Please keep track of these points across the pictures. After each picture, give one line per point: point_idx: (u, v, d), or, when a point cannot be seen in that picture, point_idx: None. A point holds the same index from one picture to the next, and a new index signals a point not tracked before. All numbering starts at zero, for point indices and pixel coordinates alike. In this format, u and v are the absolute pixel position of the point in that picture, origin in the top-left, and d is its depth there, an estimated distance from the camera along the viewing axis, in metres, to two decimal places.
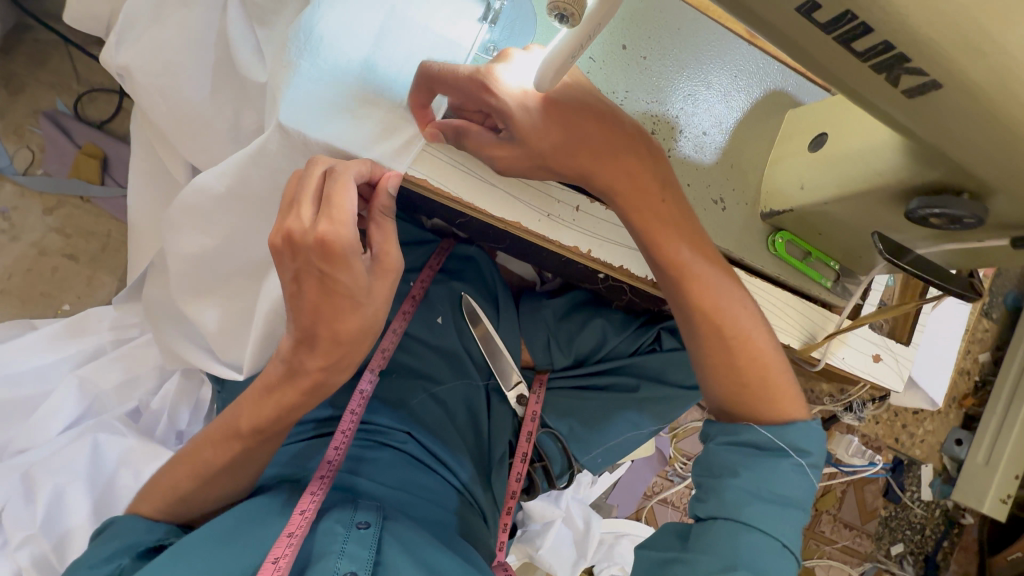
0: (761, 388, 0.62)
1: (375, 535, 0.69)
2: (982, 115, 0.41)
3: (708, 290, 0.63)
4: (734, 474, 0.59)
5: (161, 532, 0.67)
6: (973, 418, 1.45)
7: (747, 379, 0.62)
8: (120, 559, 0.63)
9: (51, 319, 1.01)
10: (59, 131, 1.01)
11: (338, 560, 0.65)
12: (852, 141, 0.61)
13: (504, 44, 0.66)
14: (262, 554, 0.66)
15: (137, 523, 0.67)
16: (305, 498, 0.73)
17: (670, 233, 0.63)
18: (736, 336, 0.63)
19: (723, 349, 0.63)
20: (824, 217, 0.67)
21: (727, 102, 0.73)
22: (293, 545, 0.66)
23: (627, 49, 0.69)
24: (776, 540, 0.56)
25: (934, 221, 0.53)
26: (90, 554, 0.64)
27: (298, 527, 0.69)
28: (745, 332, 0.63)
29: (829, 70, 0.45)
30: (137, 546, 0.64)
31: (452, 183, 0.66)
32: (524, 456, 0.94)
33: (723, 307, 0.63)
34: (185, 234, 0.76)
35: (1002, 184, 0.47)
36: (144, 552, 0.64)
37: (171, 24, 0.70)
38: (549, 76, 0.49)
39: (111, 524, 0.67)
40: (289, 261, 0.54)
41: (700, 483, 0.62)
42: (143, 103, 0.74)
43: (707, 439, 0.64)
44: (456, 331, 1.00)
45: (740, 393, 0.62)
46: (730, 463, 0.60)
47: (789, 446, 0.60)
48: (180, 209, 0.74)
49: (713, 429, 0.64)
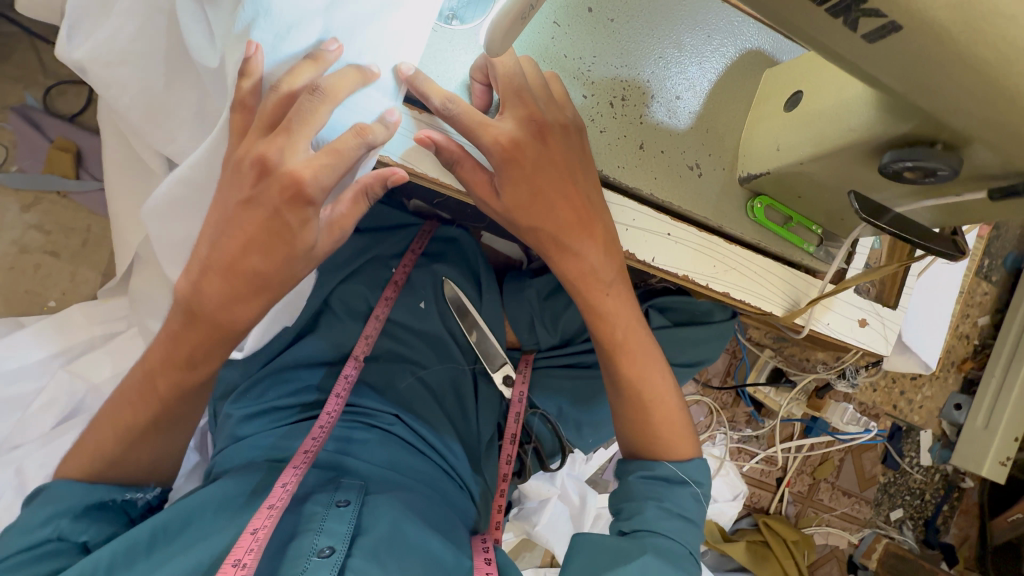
0: (666, 447, 0.68)
1: (355, 511, 0.72)
2: (949, 62, 0.39)
3: (628, 360, 0.68)
4: (652, 500, 0.65)
5: (102, 492, 0.65)
6: (973, 382, 1.43)
7: (651, 437, 0.68)
8: (57, 521, 0.61)
9: (38, 316, 1.01)
10: (29, 125, 1.00)
11: (316, 536, 0.68)
12: (825, 99, 0.58)
13: (463, 11, 0.65)
14: (241, 528, 0.68)
15: (71, 486, 0.63)
16: (288, 472, 0.76)
17: (610, 291, 0.67)
18: (648, 400, 0.69)
19: (640, 414, 0.68)
20: (801, 178, 0.65)
21: (701, 64, 0.71)
22: (273, 516, 0.69)
23: (592, 12, 0.66)
24: (685, 547, 0.63)
25: (908, 174, 0.51)
26: (23, 515, 0.62)
27: (278, 500, 0.71)
28: (654, 396, 0.69)
29: (784, 18, 0.44)
30: (75, 508, 0.62)
31: (419, 162, 0.65)
32: (513, 437, 0.95)
33: (640, 377, 0.68)
34: (169, 227, 0.74)
35: (977, 135, 0.45)
36: (82, 513, 0.63)
37: (118, 11, 0.67)
38: (497, 39, 0.47)
39: (44, 488, 0.64)
40: None
41: (619, 505, 0.67)
42: (105, 96, 0.72)
43: (625, 473, 0.69)
44: (439, 315, 0.99)
45: (650, 448, 0.68)
46: (647, 492, 0.65)
47: (691, 479, 0.67)
48: (155, 204, 0.71)
49: (630, 464, 0.69)
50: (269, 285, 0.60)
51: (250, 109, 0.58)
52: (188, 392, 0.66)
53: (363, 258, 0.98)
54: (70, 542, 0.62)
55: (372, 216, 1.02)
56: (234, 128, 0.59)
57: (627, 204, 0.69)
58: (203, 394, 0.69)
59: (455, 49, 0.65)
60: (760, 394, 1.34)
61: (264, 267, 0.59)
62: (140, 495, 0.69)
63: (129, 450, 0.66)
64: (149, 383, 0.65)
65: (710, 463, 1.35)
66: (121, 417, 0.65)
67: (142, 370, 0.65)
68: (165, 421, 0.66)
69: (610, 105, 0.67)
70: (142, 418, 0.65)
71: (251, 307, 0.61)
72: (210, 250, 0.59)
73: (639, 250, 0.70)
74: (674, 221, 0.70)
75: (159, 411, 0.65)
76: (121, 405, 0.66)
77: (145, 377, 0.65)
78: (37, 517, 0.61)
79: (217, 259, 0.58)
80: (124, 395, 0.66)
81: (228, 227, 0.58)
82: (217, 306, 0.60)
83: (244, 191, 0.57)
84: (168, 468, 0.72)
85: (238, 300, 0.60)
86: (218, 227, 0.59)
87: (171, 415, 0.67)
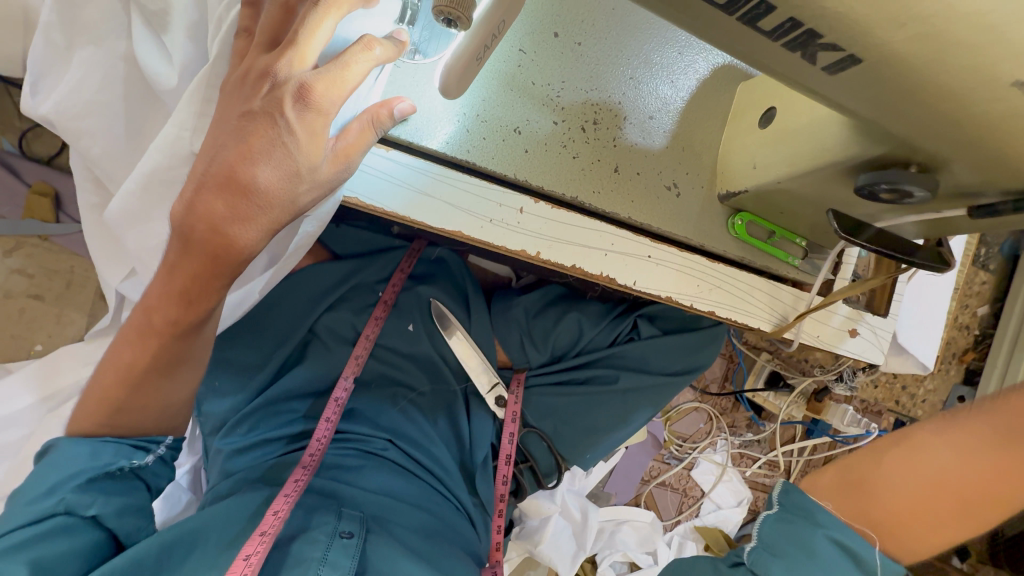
0: (892, 540, 0.47)
1: (358, 545, 0.71)
2: (917, 90, 0.38)
3: (997, 440, 0.46)
4: (808, 555, 0.45)
5: (108, 458, 0.61)
6: (975, 373, 1.41)
7: (873, 505, 0.48)
8: (61, 494, 0.58)
9: (25, 362, 1.01)
10: (6, 171, 0.99)
11: (319, 566, 0.66)
12: (798, 115, 0.57)
13: (426, 48, 0.61)
14: (235, 552, 0.66)
15: (78, 451, 0.60)
16: (278, 499, 0.75)
17: None
18: (934, 479, 0.46)
19: (909, 466, 0.47)
20: (780, 194, 0.63)
21: (674, 82, 0.69)
22: (265, 541, 0.68)
23: (559, 36, 0.65)
24: None
25: (885, 196, 0.49)
26: (35, 472, 0.59)
27: (270, 526, 0.70)
28: (951, 486, 0.45)
29: (741, 50, 0.43)
30: (81, 478, 0.59)
31: (385, 198, 0.61)
32: (507, 458, 0.95)
33: (991, 477, 0.45)
34: (138, 234, 0.67)
35: (952, 154, 0.43)
36: (87, 482, 0.60)
37: (78, 61, 0.67)
38: (454, 80, 0.50)
39: (53, 445, 0.61)
40: (196, 267, 0.54)
41: (777, 543, 0.46)
42: (75, 147, 0.71)
43: (804, 516, 0.47)
44: (428, 338, 0.97)
45: (869, 528, 0.48)
46: (804, 542, 0.46)
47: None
48: (121, 204, 0.65)
49: (820, 507, 0.48)
50: (271, 210, 0.51)
51: (253, 35, 0.53)
52: (196, 329, 0.60)
53: (347, 286, 0.96)
54: (78, 517, 0.59)
55: (356, 241, 0.99)
56: (236, 52, 0.54)
57: (605, 229, 0.67)
58: (204, 335, 0.63)
59: (421, 85, 0.61)
60: (759, 399, 1.31)
61: (271, 180, 0.49)
62: (148, 456, 0.64)
63: (135, 393, 0.62)
64: (152, 323, 0.59)
65: (713, 470, 1.36)
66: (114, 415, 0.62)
67: (125, 365, 0.61)
68: (165, 363, 0.61)
69: (581, 130, 0.66)
70: (139, 374, 0.61)
71: (252, 224, 0.51)
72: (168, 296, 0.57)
73: (620, 274, 0.68)
74: (654, 244, 0.69)
75: (158, 350, 0.60)
76: (121, 346, 0.61)
77: (142, 315, 0.60)
78: (42, 487, 0.58)
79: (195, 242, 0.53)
80: (127, 337, 0.61)
81: (230, 138, 0.50)
82: (209, 228, 0.51)
83: (251, 100, 0.50)
84: (182, 415, 0.68)
85: (237, 217, 0.51)
86: (217, 140, 0.51)
87: (171, 358, 0.61)
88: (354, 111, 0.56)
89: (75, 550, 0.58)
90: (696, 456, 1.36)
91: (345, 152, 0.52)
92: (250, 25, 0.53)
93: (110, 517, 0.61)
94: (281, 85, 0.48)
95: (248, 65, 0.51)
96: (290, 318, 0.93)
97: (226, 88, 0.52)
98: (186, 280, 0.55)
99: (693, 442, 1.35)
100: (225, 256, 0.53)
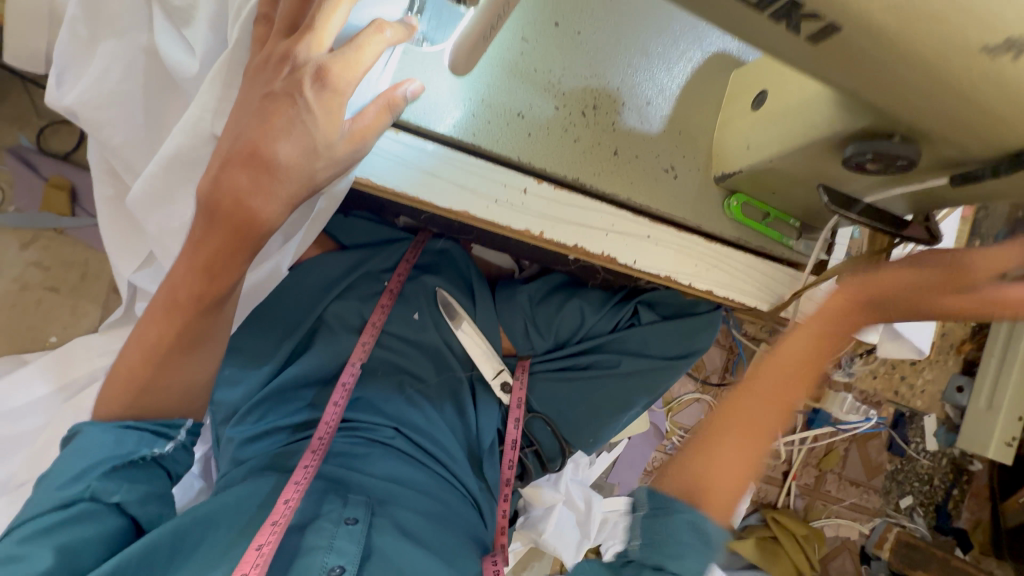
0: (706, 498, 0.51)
1: (364, 531, 0.73)
2: (893, 59, 0.41)
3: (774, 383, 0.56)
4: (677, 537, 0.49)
5: (132, 444, 0.63)
6: (973, 364, 1.42)
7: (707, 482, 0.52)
8: (87, 481, 0.59)
9: (40, 352, 1.03)
10: (24, 166, 1.02)
11: (325, 555, 0.69)
12: (789, 96, 0.59)
13: (434, 35, 0.64)
14: (247, 543, 0.68)
15: (104, 435, 0.62)
16: (289, 487, 0.76)
17: None
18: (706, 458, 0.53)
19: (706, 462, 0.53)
20: (772, 174, 0.66)
21: (669, 69, 0.72)
22: (276, 532, 0.69)
23: (559, 26, 0.68)
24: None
25: (870, 166, 0.52)
26: (62, 458, 0.61)
27: (281, 516, 0.71)
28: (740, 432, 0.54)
29: (730, 24, 0.46)
30: (105, 465, 0.60)
31: (395, 179, 0.64)
32: (513, 442, 0.97)
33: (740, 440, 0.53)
34: (157, 219, 0.70)
35: (931, 126, 0.46)
36: (112, 470, 0.61)
37: (101, 54, 0.70)
38: (462, 59, 0.53)
39: (80, 431, 0.62)
40: (222, 239, 0.57)
41: (650, 538, 0.50)
42: (96, 137, 0.74)
43: (662, 510, 0.51)
44: (434, 326, 0.99)
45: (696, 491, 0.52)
46: (674, 531, 0.49)
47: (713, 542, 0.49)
48: (143, 187, 0.67)
49: (674, 496, 0.51)
50: (291, 182, 0.54)
51: (273, 21, 0.57)
52: (217, 306, 0.63)
53: (355, 274, 0.98)
54: (103, 503, 0.60)
55: (361, 232, 1.02)
56: (257, 39, 0.57)
57: (605, 209, 0.70)
58: (225, 313, 0.66)
59: (430, 71, 0.64)
60: None
61: (289, 155, 0.53)
62: (168, 443, 0.66)
63: (161, 372, 0.64)
64: (174, 297, 0.62)
65: None
66: (133, 393, 0.64)
67: (147, 343, 0.63)
68: (188, 341, 0.64)
69: (581, 115, 0.69)
70: (160, 352, 0.63)
71: (272, 197, 0.55)
72: (189, 275, 0.60)
73: (620, 253, 0.71)
74: (653, 224, 0.72)
75: (182, 327, 0.63)
76: (149, 324, 0.64)
77: (168, 292, 0.62)
78: (70, 473, 0.59)
79: (218, 222, 0.56)
80: (150, 315, 0.64)
81: (251, 119, 0.53)
82: (232, 201, 0.54)
83: (273, 82, 0.53)
84: (199, 394, 0.71)
85: (258, 191, 0.54)
86: (240, 122, 0.54)
87: (190, 335, 0.64)
88: (369, 95, 0.60)
89: (97, 537, 0.59)
90: None
91: (360, 128, 0.55)
92: (268, 12, 0.56)
93: (133, 504, 0.62)
94: (300, 67, 0.52)
95: (270, 48, 0.54)
96: (299, 306, 0.96)
97: (247, 74, 0.55)
98: (210, 254, 0.58)
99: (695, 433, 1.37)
100: (253, 229, 0.56)
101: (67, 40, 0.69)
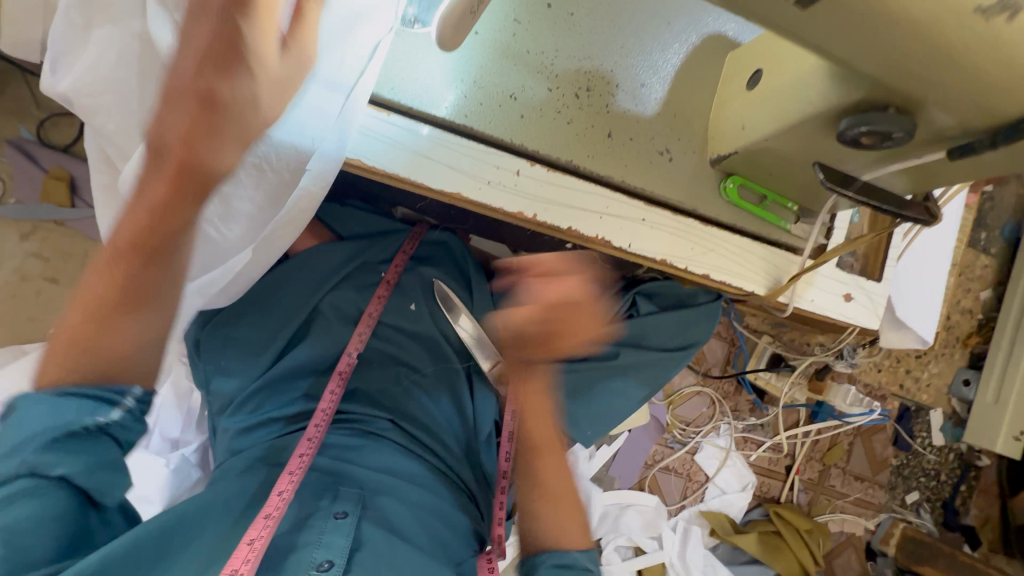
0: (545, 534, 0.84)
1: (352, 524, 0.73)
2: (884, 20, 0.40)
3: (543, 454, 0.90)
4: None
5: (71, 413, 0.55)
6: (980, 357, 1.40)
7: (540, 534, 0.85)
8: (24, 452, 0.53)
9: (39, 342, 1.04)
10: (25, 157, 1.03)
11: (315, 550, 0.69)
12: (785, 72, 0.59)
13: (426, 16, 0.63)
14: (239, 537, 0.68)
15: (40, 404, 0.55)
16: (283, 479, 0.77)
17: None
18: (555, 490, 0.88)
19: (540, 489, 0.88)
20: (766, 155, 0.66)
21: (664, 52, 0.72)
22: (268, 526, 0.69)
23: (552, 7, 0.68)
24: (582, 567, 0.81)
25: (865, 141, 0.51)
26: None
27: (275, 509, 0.72)
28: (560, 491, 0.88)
29: None
30: (41, 437, 0.54)
31: (387, 161, 0.64)
32: (510, 434, 0.95)
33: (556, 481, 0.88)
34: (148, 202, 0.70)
35: (928, 95, 0.45)
36: (53, 441, 0.54)
37: (96, 40, 0.70)
38: (449, 29, 0.52)
39: (20, 401, 0.56)
40: (172, 180, 0.52)
41: None
42: (92, 124, 0.74)
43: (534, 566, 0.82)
44: (430, 315, 0.99)
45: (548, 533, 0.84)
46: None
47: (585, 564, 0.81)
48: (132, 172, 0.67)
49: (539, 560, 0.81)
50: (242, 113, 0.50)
51: None
52: (173, 258, 0.58)
53: (352, 265, 0.97)
54: (45, 478, 0.54)
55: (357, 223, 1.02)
56: None
57: (599, 192, 0.69)
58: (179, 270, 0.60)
59: (421, 53, 0.64)
60: (760, 381, 1.33)
61: (248, 87, 0.49)
62: (120, 405, 0.59)
63: (101, 332, 0.58)
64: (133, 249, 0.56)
65: (717, 454, 1.36)
66: None
67: None
68: (135, 296, 0.58)
69: (575, 97, 0.68)
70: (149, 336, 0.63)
71: (228, 139, 0.51)
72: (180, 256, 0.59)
73: (615, 236, 0.70)
74: (648, 207, 0.71)
75: (127, 280, 0.57)
76: (96, 277, 0.58)
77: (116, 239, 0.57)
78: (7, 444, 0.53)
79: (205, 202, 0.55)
80: (100, 265, 0.59)
81: None
82: (180, 140, 0.50)
83: None
84: None
85: (210, 131, 0.50)
86: None
87: (143, 292, 0.58)
88: None
89: (45, 516, 0.53)
90: (699, 441, 1.35)
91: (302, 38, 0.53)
92: None
93: (82, 476, 0.55)
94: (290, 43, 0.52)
95: None
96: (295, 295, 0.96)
97: None
98: (162, 198, 0.53)
99: (696, 427, 1.36)
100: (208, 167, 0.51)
101: (65, 30, 0.70)
